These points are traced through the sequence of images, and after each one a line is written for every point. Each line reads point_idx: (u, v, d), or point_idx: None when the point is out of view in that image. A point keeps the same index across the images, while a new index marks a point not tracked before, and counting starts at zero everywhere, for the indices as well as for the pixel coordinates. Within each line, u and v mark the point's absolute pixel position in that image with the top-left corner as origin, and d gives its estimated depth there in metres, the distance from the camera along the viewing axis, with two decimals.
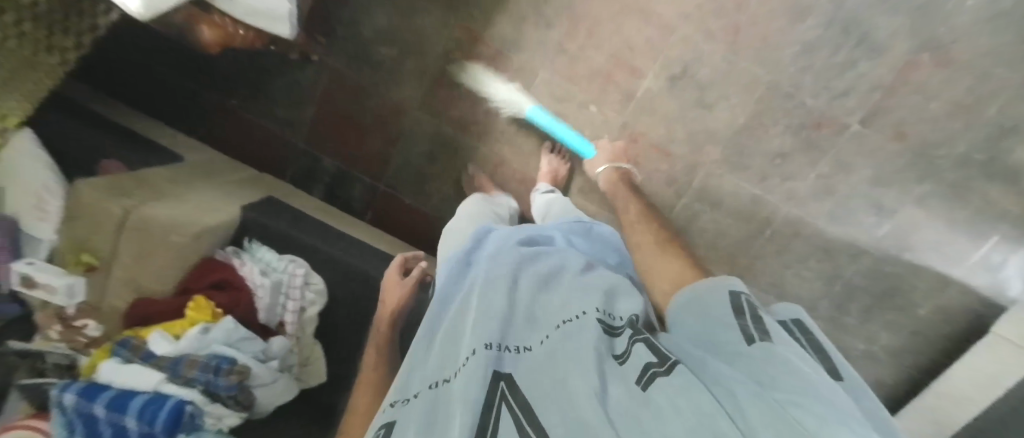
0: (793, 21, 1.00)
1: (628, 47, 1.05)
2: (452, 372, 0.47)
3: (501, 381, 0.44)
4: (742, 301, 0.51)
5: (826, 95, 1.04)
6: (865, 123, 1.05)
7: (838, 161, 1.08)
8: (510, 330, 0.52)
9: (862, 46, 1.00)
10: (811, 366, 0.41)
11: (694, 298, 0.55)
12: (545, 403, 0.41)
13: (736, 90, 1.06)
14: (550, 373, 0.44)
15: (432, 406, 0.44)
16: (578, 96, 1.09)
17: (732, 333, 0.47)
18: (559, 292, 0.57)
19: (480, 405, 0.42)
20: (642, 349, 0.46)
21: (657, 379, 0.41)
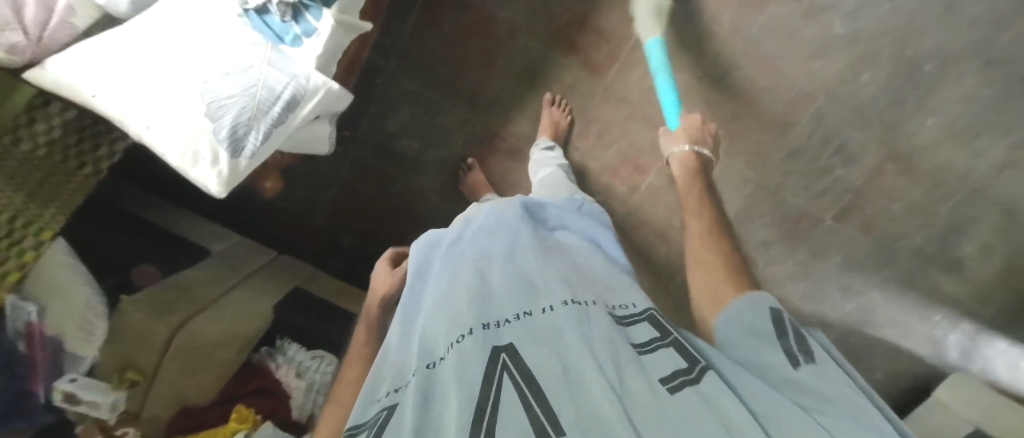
0: (781, 130, 1.11)
1: (635, 148, 1.12)
2: (448, 351, 0.45)
3: (502, 353, 0.43)
4: (784, 319, 0.51)
5: (806, 195, 1.17)
6: (839, 219, 1.19)
7: (813, 249, 1.23)
8: (504, 304, 0.50)
9: (838, 154, 1.13)
10: (848, 395, 0.43)
11: (735, 315, 0.53)
12: (552, 385, 0.40)
13: (728, 187, 1.17)
14: (552, 354, 0.43)
15: (426, 386, 0.42)
16: (588, 188, 1.16)
17: (762, 360, 0.48)
18: (563, 266, 0.55)
19: (480, 383, 0.40)
20: (670, 352, 0.46)
21: (684, 387, 0.42)
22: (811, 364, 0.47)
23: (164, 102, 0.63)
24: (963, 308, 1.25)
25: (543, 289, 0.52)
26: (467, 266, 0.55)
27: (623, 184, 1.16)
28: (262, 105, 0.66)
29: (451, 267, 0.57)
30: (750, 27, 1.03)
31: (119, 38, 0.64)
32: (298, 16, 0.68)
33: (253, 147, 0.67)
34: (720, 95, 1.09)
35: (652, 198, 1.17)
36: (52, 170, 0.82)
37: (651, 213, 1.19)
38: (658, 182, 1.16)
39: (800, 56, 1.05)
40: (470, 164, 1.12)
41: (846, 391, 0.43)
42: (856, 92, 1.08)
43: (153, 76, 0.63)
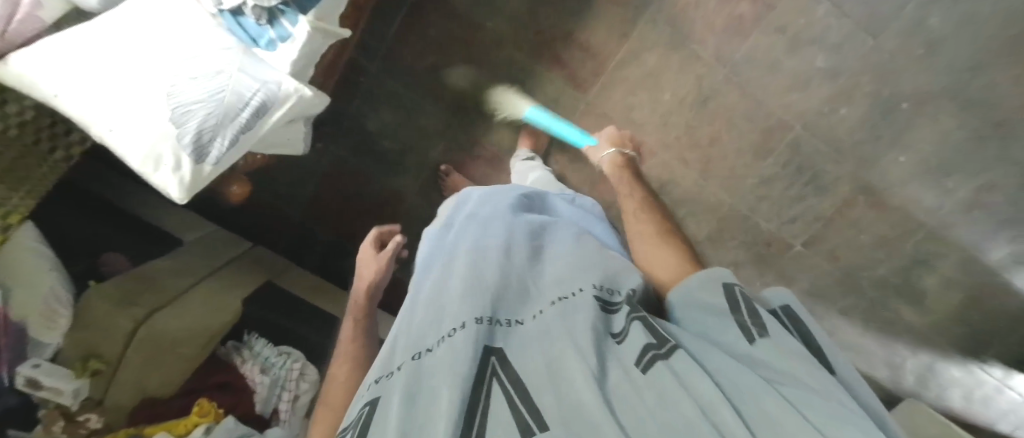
0: (758, 156, 1.13)
1: None
2: (436, 343, 0.45)
3: (492, 356, 0.43)
4: (736, 292, 0.47)
5: (778, 220, 1.19)
6: (808, 246, 1.21)
7: (782, 273, 1.24)
8: (499, 301, 0.50)
9: (812, 184, 1.15)
10: (806, 362, 0.39)
11: (692, 290, 0.50)
12: (542, 386, 0.40)
13: (703, 208, 1.19)
14: (542, 355, 0.43)
15: (414, 378, 0.41)
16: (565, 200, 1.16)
17: (718, 334, 0.44)
18: (559, 267, 0.55)
19: (468, 377, 0.40)
20: (637, 328, 0.44)
21: (657, 364, 0.40)
22: (768, 335, 0.42)
23: (129, 105, 0.63)
24: (921, 340, 1.28)
25: (538, 293, 0.52)
26: (462, 263, 0.55)
27: (599, 199, 1.17)
28: (230, 110, 0.67)
29: (447, 266, 0.57)
30: (734, 55, 1.05)
31: (87, 35, 0.64)
32: (274, 21, 0.71)
33: (218, 154, 0.67)
34: (701, 118, 1.10)
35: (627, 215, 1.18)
36: (26, 151, 0.81)
37: (625, 229, 1.19)
38: None
39: (780, 87, 1.07)
40: (444, 169, 1.12)
41: (806, 361, 0.39)
42: (833, 125, 1.10)
43: (119, 75, 0.63)
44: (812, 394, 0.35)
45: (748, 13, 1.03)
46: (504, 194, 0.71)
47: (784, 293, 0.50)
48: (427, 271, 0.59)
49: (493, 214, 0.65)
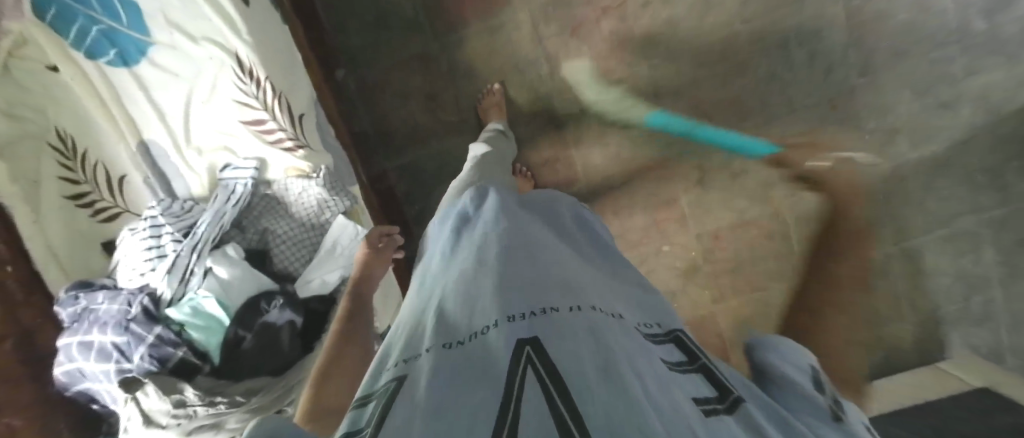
0: (736, 75, 1.05)
1: (653, 195, 1.12)
2: (470, 333, 0.37)
3: (527, 345, 0.33)
4: (823, 382, 0.43)
5: (819, 86, 1.05)
6: (868, 73, 1.04)
7: (875, 111, 1.06)
8: (538, 296, 0.40)
9: (802, 38, 1.03)
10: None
11: (774, 348, 0.47)
12: (583, 377, 0.29)
13: (754, 142, 1.08)
14: (590, 347, 0.33)
15: (446, 364, 0.34)
16: (648, 249, 1.15)
17: (800, 390, 0.41)
18: (592, 281, 0.46)
19: (499, 372, 0.31)
20: (699, 377, 0.38)
21: (721, 413, 0.32)
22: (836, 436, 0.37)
23: None
24: None
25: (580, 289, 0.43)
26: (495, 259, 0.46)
27: (673, 223, 1.13)
28: None
29: (478, 256, 0.48)
30: (635, 43, 1.04)
31: None
32: None
33: None
34: (668, 105, 1.07)
35: (705, 210, 1.11)
36: None
37: (717, 221, 1.12)
38: (692, 197, 1.11)
39: (692, 15, 1.02)
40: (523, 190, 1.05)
41: None
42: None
43: None
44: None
45: (601, 14, 1.03)
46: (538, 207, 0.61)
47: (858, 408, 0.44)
48: (450, 262, 0.50)
49: (523, 217, 0.55)
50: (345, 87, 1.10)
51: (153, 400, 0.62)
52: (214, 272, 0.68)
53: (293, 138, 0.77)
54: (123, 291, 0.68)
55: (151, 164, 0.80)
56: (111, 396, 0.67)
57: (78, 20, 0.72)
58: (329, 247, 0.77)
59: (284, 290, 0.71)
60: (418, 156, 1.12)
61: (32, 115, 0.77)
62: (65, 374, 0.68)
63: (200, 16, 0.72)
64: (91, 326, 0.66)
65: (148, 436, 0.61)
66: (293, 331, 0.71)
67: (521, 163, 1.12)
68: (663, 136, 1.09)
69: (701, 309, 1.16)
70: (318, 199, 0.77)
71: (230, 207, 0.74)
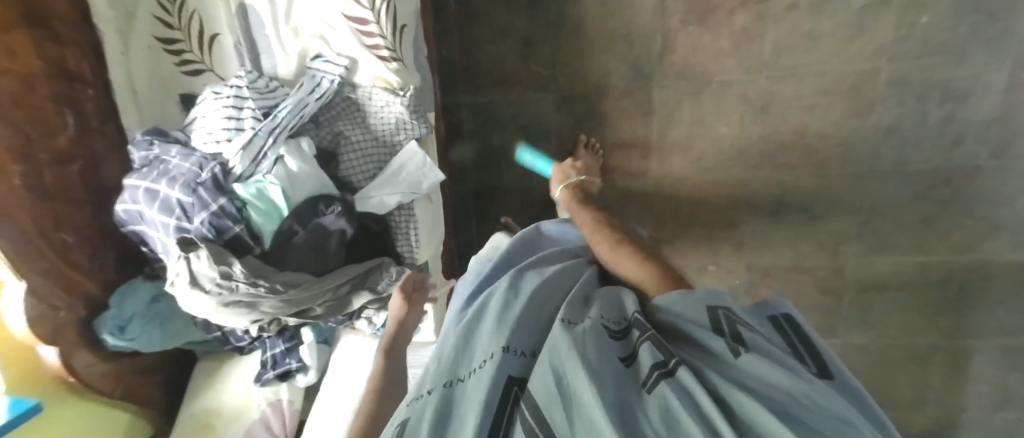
0: (854, 116, 0.96)
1: (719, 210, 1.07)
2: (467, 372, 0.44)
3: (514, 385, 0.41)
4: (724, 313, 0.46)
5: (939, 155, 0.96)
6: (999, 157, 0.94)
7: (989, 201, 0.97)
8: (520, 327, 0.47)
9: (946, 98, 0.92)
10: (792, 368, 0.39)
11: (676, 304, 0.48)
12: (551, 400, 0.38)
13: (843, 191, 1.01)
14: (554, 365, 0.40)
15: (448, 409, 0.41)
16: (693, 262, 1.12)
17: (704, 342, 0.43)
18: (577, 300, 0.51)
19: (488, 407, 0.39)
20: (647, 350, 0.42)
21: (661, 383, 0.38)
22: (755, 352, 0.40)
23: None
24: None
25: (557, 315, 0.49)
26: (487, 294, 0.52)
27: (727, 245, 1.09)
28: None
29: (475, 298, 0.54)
30: (762, 48, 0.95)
31: (327, 407, 0.81)
32: None
33: None
34: (769, 126, 0.99)
35: (765, 241, 1.07)
36: None
37: (773, 255, 1.08)
38: (759, 225, 1.06)
39: (837, 36, 0.92)
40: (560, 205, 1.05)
41: (799, 375, 0.38)
42: (925, 40, 0.89)
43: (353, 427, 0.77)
44: (795, 404, 0.35)
45: (739, 5, 0.92)
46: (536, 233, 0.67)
47: (780, 306, 0.48)
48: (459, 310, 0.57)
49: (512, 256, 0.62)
50: (443, 7, 1.03)
51: (202, 265, 0.64)
52: (285, 162, 0.67)
53: (390, 48, 0.74)
54: (196, 152, 0.69)
55: (246, 32, 0.78)
56: (162, 246, 0.70)
57: None
58: (396, 168, 0.76)
59: (343, 199, 0.72)
60: (496, 99, 1.08)
61: None
62: (125, 211, 0.70)
63: None
64: (160, 177, 0.67)
65: (191, 294, 0.65)
66: (341, 239, 0.72)
67: (591, 136, 1.07)
68: (752, 155, 1.02)
69: None
70: (398, 118, 0.76)
71: (313, 100, 0.73)
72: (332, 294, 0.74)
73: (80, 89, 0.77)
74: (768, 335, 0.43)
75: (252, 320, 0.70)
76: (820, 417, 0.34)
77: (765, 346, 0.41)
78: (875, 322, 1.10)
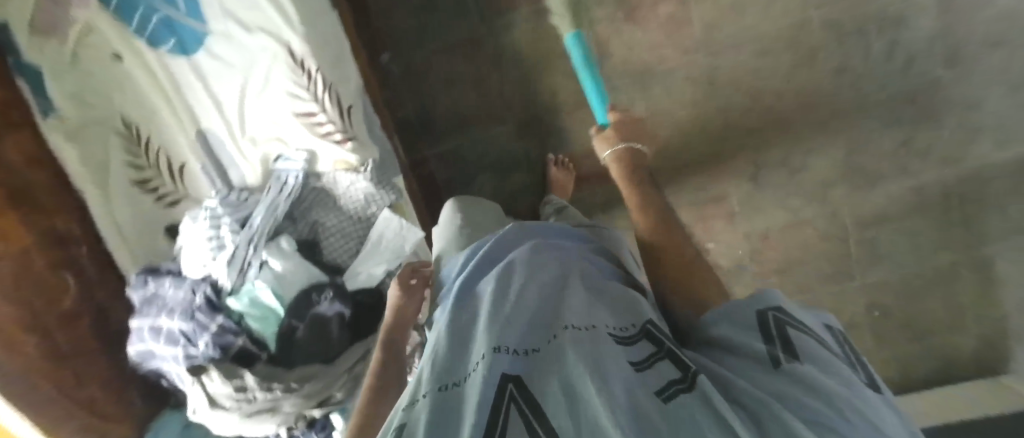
0: (801, 65, 0.97)
1: (700, 189, 1.07)
2: (461, 375, 0.36)
3: (511, 384, 0.34)
4: (772, 317, 0.41)
5: (895, 79, 0.96)
6: (956, 66, 0.94)
7: (961, 109, 0.95)
8: (518, 329, 0.40)
9: (883, 25, 0.93)
10: (842, 377, 0.33)
11: (725, 311, 0.44)
12: (557, 407, 0.31)
13: (814, 138, 1.01)
14: (565, 374, 0.34)
15: (437, 412, 0.32)
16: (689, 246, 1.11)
17: (743, 348, 0.39)
18: (581, 299, 0.46)
19: (486, 410, 0.31)
20: (665, 365, 0.37)
21: (680, 393, 0.33)
22: (800, 359, 0.35)
23: None
24: None
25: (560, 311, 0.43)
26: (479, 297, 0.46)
27: (717, 220, 1.09)
28: None
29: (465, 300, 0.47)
30: (694, 29, 0.99)
31: None
32: None
33: None
34: (723, 97, 1.01)
35: (753, 205, 1.06)
36: None
37: (766, 218, 1.07)
38: (743, 193, 1.06)
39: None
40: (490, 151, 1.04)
41: (849, 387, 0.32)
42: None
43: None
44: (826, 408, 0.30)
45: None
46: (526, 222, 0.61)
47: (827, 316, 0.43)
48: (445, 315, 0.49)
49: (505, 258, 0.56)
50: (389, 73, 1.09)
51: (216, 385, 0.68)
52: (269, 265, 0.71)
53: (341, 130, 0.77)
54: (187, 279, 0.73)
55: (207, 151, 0.82)
56: (179, 375, 0.73)
57: (140, 8, 0.74)
58: (375, 240, 0.79)
59: (334, 283, 0.74)
60: (459, 143, 1.11)
61: (99, 102, 0.81)
62: (137, 353, 0.74)
63: (254, 7, 0.72)
64: (161, 312, 0.71)
65: (214, 415, 0.69)
66: (341, 323, 0.74)
67: (557, 153, 1.08)
68: (714, 127, 1.03)
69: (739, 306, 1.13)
70: (366, 193, 0.79)
71: (282, 199, 0.77)
72: (347, 376, 0.76)
73: (76, 251, 0.82)
74: (819, 343, 0.37)
75: (280, 422, 0.73)
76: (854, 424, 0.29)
77: (815, 355, 0.36)
78: (889, 257, 1.04)
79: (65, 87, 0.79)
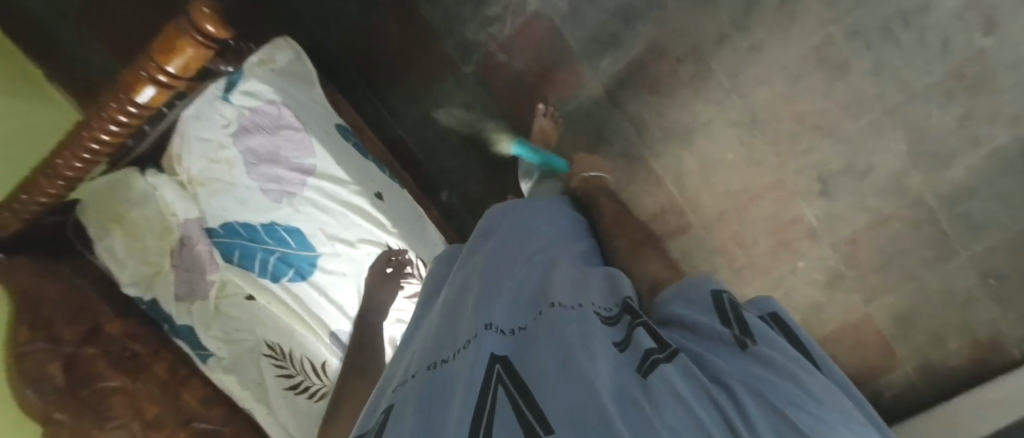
0: (836, 80, 0.96)
1: (773, 217, 1.10)
2: (450, 352, 0.43)
3: (498, 363, 0.39)
4: (726, 301, 0.46)
5: (935, 63, 0.91)
6: (996, 30, 0.86)
7: (1017, 67, 0.87)
8: (499, 307, 0.47)
9: (906, 18, 0.90)
10: (792, 356, 0.39)
11: (678, 296, 0.50)
12: (544, 380, 0.35)
13: (871, 141, 0.99)
14: (554, 348, 0.39)
15: (429, 388, 0.40)
16: (781, 269, 1.14)
17: (710, 329, 0.43)
18: (566, 279, 0.51)
19: (477, 385, 0.36)
20: (642, 336, 0.42)
21: (660, 366, 0.37)
22: (758, 342, 0.40)
23: None
24: None
25: (545, 294, 0.48)
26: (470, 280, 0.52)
27: (799, 241, 1.11)
28: None
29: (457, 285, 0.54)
30: (719, 81, 1.01)
31: None
32: None
33: None
34: (767, 131, 1.03)
35: (830, 217, 1.07)
36: None
37: (848, 224, 1.07)
38: (817, 208, 1.07)
39: (772, 35, 0.96)
40: (540, 110, 1.05)
41: (802, 365, 0.38)
42: None
43: None
44: (804, 393, 0.34)
45: (675, 64, 1.01)
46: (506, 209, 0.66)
47: (767, 301, 0.47)
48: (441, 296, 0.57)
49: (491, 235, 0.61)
50: (455, 205, 1.20)
51: None
52: None
53: None
54: None
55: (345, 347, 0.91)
56: None
57: (258, 254, 0.84)
58: None
59: None
60: None
61: (242, 336, 0.90)
62: None
63: (352, 224, 0.83)
64: None
65: None
66: None
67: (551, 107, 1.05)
68: (767, 160, 1.05)
69: (848, 310, 1.14)
70: None
71: None
72: None
73: None
74: (763, 323, 0.43)
75: None
76: (827, 405, 0.33)
77: (771, 336, 0.41)
78: (990, 227, 1.00)
79: (215, 332, 0.89)
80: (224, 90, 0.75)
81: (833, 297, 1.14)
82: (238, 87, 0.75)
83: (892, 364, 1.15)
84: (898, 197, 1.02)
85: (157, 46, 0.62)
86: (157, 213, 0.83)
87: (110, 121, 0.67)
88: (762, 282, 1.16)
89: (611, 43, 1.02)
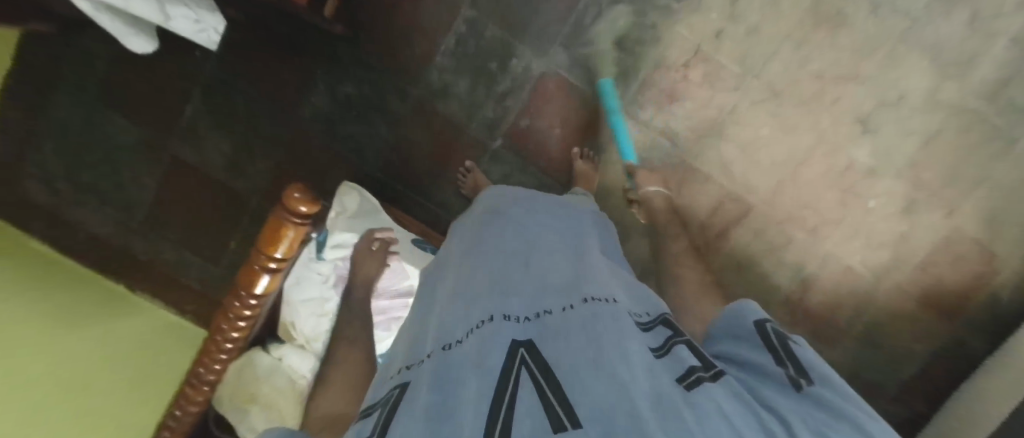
0: (838, 29, 1.02)
1: (828, 172, 1.10)
2: (463, 334, 0.46)
3: (521, 348, 0.42)
4: (770, 331, 0.47)
5: None
6: None
7: None
8: (522, 300, 0.49)
9: None
10: (843, 392, 0.39)
11: (729, 330, 0.51)
12: (573, 373, 0.37)
13: (893, 70, 1.03)
14: (582, 343, 0.40)
15: (444, 365, 0.42)
16: (855, 219, 1.13)
17: (758, 363, 0.44)
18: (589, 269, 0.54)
19: (498, 371, 0.39)
20: (681, 353, 0.43)
21: (703, 383, 0.37)
22: (812, 380, 0.40)
23: None
24: None
25: (573, 283, 0.50)
26: (485, 270, 0.54)
27: (862, 185, 1.10)
28: None
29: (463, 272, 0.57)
30: (731, 70, 1.06)
31: None
32: None
33: None
34: (793, 96, 1.06)
35: (884, 152, 1.08)
36: None
37: (904, 153, 1.08)
38: (868, 148, 1.08)
39: (767, 14, 1.02)
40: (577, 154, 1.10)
41: (859, 405, 0.38)
42: None
43: None
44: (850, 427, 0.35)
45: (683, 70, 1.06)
46: (519, 198, 0.68)
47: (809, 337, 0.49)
48: (448, 277, 0.59)
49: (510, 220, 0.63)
50: None
51: None
52: None
53: None
54: None
55: None
56: None
57: None
58: None
59: None
60: None
61: None
62: None
63: None
64: None
65: None
66: None
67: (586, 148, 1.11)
68: (804, 122, 1.08)
69: (936, 232, 1.13)
70: None
71: None
72: None
73: None
74: (813, 357, 0.44)
75: None
76: None
77: (823, 371, 0.41)
78: None
79: None
80: (317, 250, 0.83)
81: (916, 226, 1.13)
82: (326, 243, 0.83)
83: (996, 271, 1.14)
84: (939, 110, 1.05)
85: (262, 240, 0.70)
86: (287, 378, 0.87)
87: (237, 317, 0.75)
88: (841, 236, 1.14)
89: (622, 74, 1.08)
